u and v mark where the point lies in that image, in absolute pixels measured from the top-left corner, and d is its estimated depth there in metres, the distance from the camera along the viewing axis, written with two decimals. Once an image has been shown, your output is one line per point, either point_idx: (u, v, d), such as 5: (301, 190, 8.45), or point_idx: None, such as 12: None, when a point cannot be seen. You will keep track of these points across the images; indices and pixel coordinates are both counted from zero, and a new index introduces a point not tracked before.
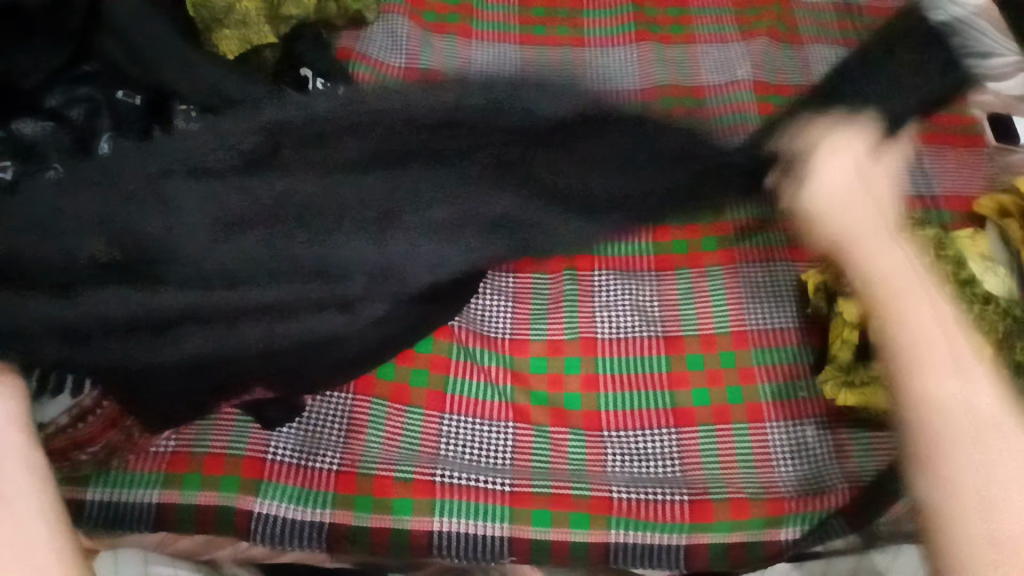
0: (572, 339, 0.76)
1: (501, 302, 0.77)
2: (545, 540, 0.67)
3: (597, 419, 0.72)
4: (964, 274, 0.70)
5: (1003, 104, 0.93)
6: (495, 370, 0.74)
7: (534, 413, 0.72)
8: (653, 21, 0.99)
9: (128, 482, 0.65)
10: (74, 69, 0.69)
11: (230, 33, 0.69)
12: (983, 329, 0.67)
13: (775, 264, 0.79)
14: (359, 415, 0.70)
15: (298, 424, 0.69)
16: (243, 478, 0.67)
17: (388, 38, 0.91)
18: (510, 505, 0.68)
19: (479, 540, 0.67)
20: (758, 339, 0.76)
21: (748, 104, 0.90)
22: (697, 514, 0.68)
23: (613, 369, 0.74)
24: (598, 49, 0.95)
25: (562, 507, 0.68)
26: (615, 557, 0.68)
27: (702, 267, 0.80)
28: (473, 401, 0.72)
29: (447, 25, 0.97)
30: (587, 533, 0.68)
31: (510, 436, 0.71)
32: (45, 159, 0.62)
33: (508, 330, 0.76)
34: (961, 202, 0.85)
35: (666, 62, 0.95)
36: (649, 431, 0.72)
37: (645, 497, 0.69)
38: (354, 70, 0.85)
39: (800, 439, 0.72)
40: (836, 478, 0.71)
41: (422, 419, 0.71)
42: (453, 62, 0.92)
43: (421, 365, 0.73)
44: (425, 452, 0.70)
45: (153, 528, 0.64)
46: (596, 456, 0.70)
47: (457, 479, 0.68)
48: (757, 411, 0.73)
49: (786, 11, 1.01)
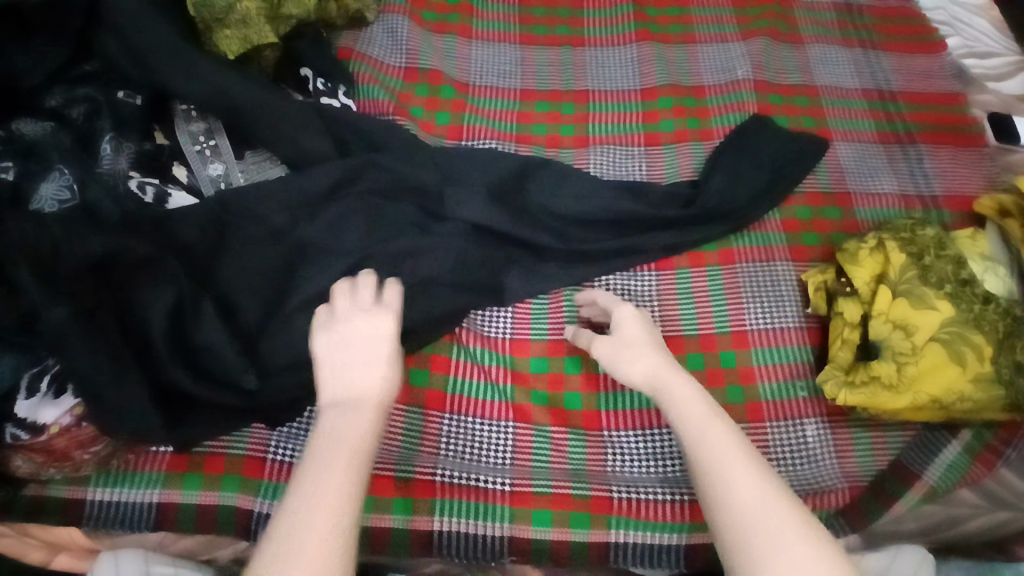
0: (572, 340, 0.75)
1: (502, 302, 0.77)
2: (545, 540, 0.67)
3: (597, 419, 0.73)
4: (964, 273, 0.70)
5: (1004, 103, 0.93)
6: (495, 370, 0.74)
7: (534, 413, 0.72)
8: (653, 21, 0.98)
9: (127, 482, 0.65)
10: (76, 70, 0.69)
11: (230, 33, 0.68)
12: (982, 328, 0.67)
13: (775, 264, 0.80)
14: None
15: (297, 423, 0.68)
16: (244, 478, 0.66)
17: (388, 37, 0.91)
18: (510, 505, 0.67)
19: (479, 540, 0.66)
20: (759, 340, 0.76)
21: (748, 104, 0.90)
22: (696, 514, 0.68)
23: None
24: (598, 50, 0.96)
25: (562, 507, 0.68)
26: (615, 557, 0.67)
27: (701, 267, 0.80)
28: (473, 401, 0.72)
29: (447, 25, 0.96)
30: (587, 533, 0.67)
31: (510, 435, 0.71)
32: (47, 160, 0.63)
33: (508, 330, 0.76)
34: (962, 202, 0.85)
35: (666, 62, 0.94)
36: (649, 431, 0.72)
37: (645, 496, 0.69)
38: (354, 70, 0.85)
39: (799, 439, 0.72)
40: (836, 477, 0.71)
41: (422, 419, 0.71)
42: (453, 62, 0.92)
43: (421, 365, 0.73)
44: (425, 451, 0.70)
45: (153, 528, 0.64)
46: (596, 456, 0.71)
47: (457, 478, 0.68)
48: (757, 411, 0.73)
49: (786, 11, 1.01)
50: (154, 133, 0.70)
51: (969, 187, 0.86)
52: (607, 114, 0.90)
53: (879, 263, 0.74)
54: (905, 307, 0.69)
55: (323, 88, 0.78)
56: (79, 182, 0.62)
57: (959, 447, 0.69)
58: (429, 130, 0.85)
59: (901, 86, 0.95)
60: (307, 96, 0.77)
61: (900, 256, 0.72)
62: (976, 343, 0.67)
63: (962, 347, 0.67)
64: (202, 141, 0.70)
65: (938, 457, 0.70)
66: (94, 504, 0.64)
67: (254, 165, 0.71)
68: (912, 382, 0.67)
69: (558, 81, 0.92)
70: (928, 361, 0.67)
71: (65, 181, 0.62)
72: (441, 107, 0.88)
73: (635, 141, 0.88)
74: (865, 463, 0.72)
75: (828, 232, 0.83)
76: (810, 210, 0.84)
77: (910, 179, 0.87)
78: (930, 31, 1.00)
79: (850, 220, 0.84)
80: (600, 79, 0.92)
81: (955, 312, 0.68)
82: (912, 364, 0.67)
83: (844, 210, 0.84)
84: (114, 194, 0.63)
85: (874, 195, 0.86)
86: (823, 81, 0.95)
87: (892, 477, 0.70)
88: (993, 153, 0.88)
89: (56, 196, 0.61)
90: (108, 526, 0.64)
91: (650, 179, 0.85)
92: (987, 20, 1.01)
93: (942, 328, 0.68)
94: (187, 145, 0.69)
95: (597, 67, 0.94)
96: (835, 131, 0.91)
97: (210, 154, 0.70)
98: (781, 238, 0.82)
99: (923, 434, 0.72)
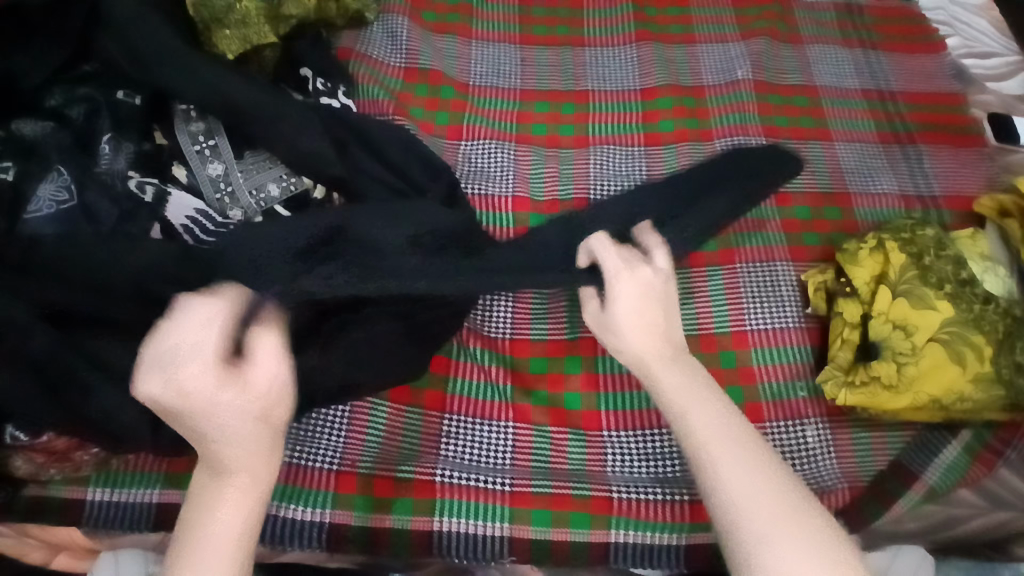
0: (572, 340, 0.76)
1: (500, 302, 0.76)
2: (545, 540, 0.67)
3: (597, 419, 0.72)
4: (964, 273, 0.70)
5: (1003, 103, 0.93)
6: (495, 370, 0.74)
7: (534, 413, 0.72)
8: (653, 21, 0.98)
9: (128, 482, 0.65)
10: (75, 70, 0.69)
11: (230, 33, 0.68)
12: (982, 329, 0.67)
13: (775, 264, 0.80)
14: (359, 415, 0.70)
15: (297, 423, 0.68)
16: None
17: (387, 37, 0.91)
18: (510, 505, 0.68)
19: (479, 540, 0.66)
20: (759, 340, 0.76)
21: (748, 105, 0.90)
22: (697, 514, 0.68)
23: (612, 368, 0.74)
24: (598, 50, 0.96)
25: (562, 508, 0.68)
26: (615, 557, 0.67)
27: (702, 268, 0.80)
28: (473, 401, 0.72)
29: (447, 25, 0.96)
30: (587, 533, 0.67)
31: (510, 436, 0.71)
32: (46, 160, 0.63)
33: (508, 330, 0.76)
34: (961, 202, 0.85)
35: (666, 62, 0.94)
36: (649, 431, 0.72)
37: (645, 497, 0.69)
38: (354, 70, 0.85)
39: (799, 439, 0.72)
40: (837, 478, 0.70)
41: (422, 419, 0.71)
42: (453, 63, 0.92)
43: None
44: (425, 451, 0.70)
45: (153, 528, 0.64)
46: (596, 456, 0.71)
47: (457, 478, 0.68)
48: (757, 411, 0.73)
49: (786, 11, 1.01)
50: (154, 132, 0.69)
51: (969, 187, 0.86)
52: (607, 114, 0.90)
53: (879, 262, 0.73)
54: (906, 307, 0.69)
55: (323, 88, 0.77)
56: (76, 183, 0.63)
57: (959, 448, 0.70)
58: (428, 130, 0.85)
59: (901, 86, 0.95)
60: (307, 95, 0.77)
61: (900, 256, 0.72)
62: (975, 343, 0.67)
63: (962, 347, 0.67)
64: (202, 141, 0.69)
65: (938, 458, 0.70)
66: (94, 504, 0.64)
67: (254, 165, 0.69)
68: (912, 382, 0.67)
69: (557, 81, 0.92)
70: (928, 361, 0.67)
71: (63, 182, 0.63)
72: (441, 107, 0.88)
73: (635, 142, 0.88)
74: (865, 464, 0.71)
75: (828, 232, 0.83)
76: (809, 211, 0.84)
77: (910, 179, 0.87)
78: (930, 31, 1.00)
79: (850, 220, 0.84)
80: (600, 79, 0.92)
81: (955, 312, 0.68)
82: (912, 364, 0.67)
83: (844, 210, 0.84)
84: (112, 194, 0.64)
85: (875, 196, 0.86)
86: (823, 81, 0.95)
87: (892, 477, 0.69)
88: (993, 153, 0.88)
89: (54, 196, 0.62)
90: (108, 525, 0.64)
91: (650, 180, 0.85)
92: (987, 20, 1.01)
93: (941, 328, 0.68)
94: (187, 145, 0.68)
95: (597, 67, 0.94)
96: (835, 131, 0.91)
97: (209, 154, 0.68)
98: (781, 239, 0.82)
99: (923, 434, 0.71)
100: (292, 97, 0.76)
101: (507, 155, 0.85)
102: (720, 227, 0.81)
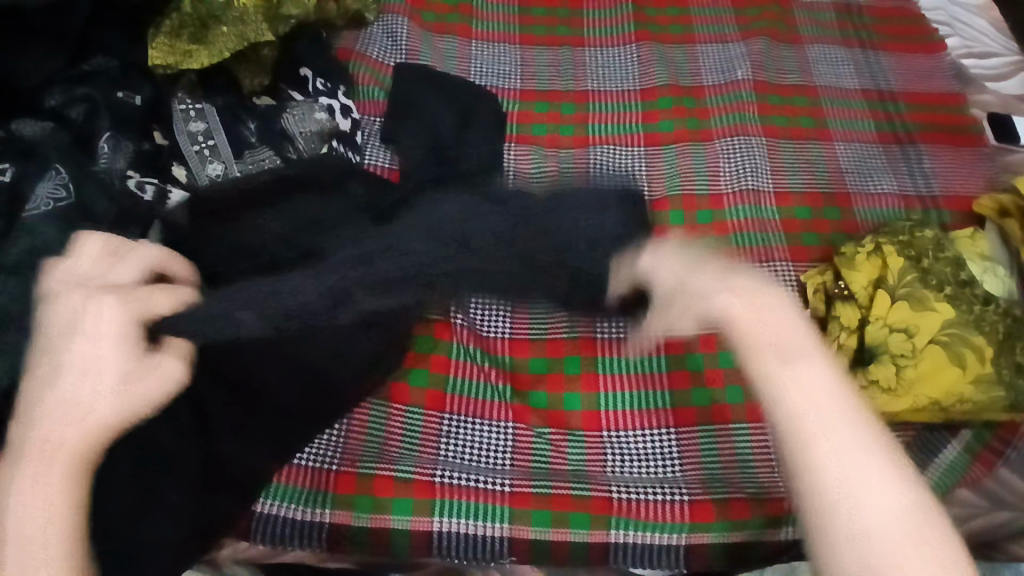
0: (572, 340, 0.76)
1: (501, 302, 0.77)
2: (545, 540, 0.67)
3: (597, 419, 0.72)
4: (963, 274, 0.70)
5: (1003, 103, 0.93)
6: (496, 409, 0.72)
7: (533, 416, 0.72)
8: (654, 22, 0.98)
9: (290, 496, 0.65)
10: (74, 69, 0.68)
11: (226, 30, 0.66)
12: (982, 329, 0.67)
13: (775, 264, 0.79)
14: (359, 415, 0.69)
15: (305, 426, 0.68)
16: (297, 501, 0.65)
17: (387, 38, 0.91)
18: (510, 505, 0.67)
19: (479, 540, 0.66)
20: None
21: (748, 105, 0.90)
22: (697, 514, 0.67)
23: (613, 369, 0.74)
24: (598, 50, 0.96)
25: (563, 508, 0.67)
26: (615, 557, 0.67)
27: None
28: (473, 401, 0.72)
29: (447, 25, 0.96)
30: (587, 533, 0.67)
31: (510, 436, 0.71)
32: (46, 160, 0.61)
33: (508, 330, 0.76)
34: (962, 202, 0.84)
35: (666, 62, 0.94)
36: (649, 430, 0.72)
37: (645, 497, 0.68)
38: (354, 71, 0.86)
39: None
40: None
41: (388, 411, 0.70)
42: (453, 63, 0.92)
43: (421, 365, 0.72)
44: (424, 454, 0.69)
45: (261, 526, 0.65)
46: (596, 456, 0.70)
47: (457, 478, 0.68)
48: (757, 411, 0.71)
49: (786, 11, 1.01)
50: (154, 132, 0.71)
51: (969, 187, 0.86)
52: (607, 114, 0.90)
53: (877, 267, 0.73)
54: (904, 311, 0.68)
55: (323, 88, 0.78)
56: (76, 181, 0.61)
57: (959, 448, 0.70)
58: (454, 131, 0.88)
59: (901, 86, 0.95)
60: (307, 96, 0.78)
61: (899, 261, 0.72)
62: (976, 344, 0.67)
63: (963, 350, 0.67)
64: (201, 141, 0.71)
65: (938, 458, 0.70)
66: (261, 517, 0.64)
67: (253, 164, 0.71)
68: (911, 384, 0.67)
69: (558, 82, 0.92)
70: (927, 363, 0.67)
71: (61, 180, 0.60)
72: None
73: (635, 142, 0.88)
74: None
75: (829, 232, 0.82)
76: (809, 211, 0.84)
77: (910, 179, 0.87)
78: (931, 30, 1.00)
79: (850, 220, 0.83)
80: (601, 80, 0.92)
81: (955, 313, 0.68)
82: (911, 366, 0.67)
83: (844, 210, 0.84)
84: (111, 192, 0.62)
85: (875, 196, 0.86)
86: (823, 81, 0.95)
87: None
88: (993, 153, 0.88)
89: (52, 195, 0.60)
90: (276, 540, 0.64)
91: (650, 180, 0.85)
92: (987, 20, 1.02)
93: (942, 329, 0.67)
94: (186, 145, 0.70)
95: (597, 67, 0.94)
96: (834, 132, 0.91)
97: (209, 154, 0.70)
98: (781, 239, 0.81)
99: (922, 434, 0.71)
100: (292, 96, 0.77)
101: (507, 155, 0.85)
102: (720, 227, 0.81)
